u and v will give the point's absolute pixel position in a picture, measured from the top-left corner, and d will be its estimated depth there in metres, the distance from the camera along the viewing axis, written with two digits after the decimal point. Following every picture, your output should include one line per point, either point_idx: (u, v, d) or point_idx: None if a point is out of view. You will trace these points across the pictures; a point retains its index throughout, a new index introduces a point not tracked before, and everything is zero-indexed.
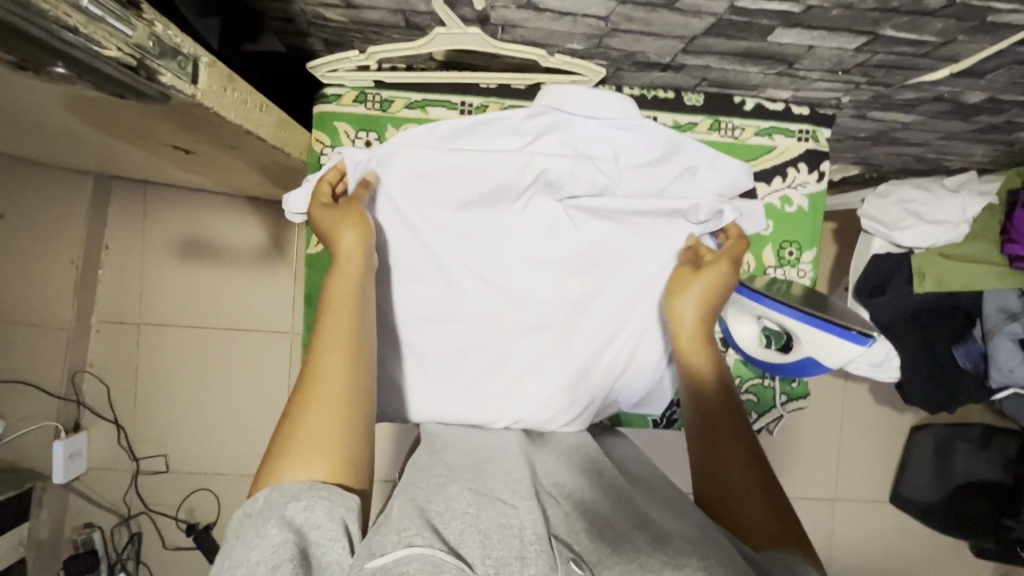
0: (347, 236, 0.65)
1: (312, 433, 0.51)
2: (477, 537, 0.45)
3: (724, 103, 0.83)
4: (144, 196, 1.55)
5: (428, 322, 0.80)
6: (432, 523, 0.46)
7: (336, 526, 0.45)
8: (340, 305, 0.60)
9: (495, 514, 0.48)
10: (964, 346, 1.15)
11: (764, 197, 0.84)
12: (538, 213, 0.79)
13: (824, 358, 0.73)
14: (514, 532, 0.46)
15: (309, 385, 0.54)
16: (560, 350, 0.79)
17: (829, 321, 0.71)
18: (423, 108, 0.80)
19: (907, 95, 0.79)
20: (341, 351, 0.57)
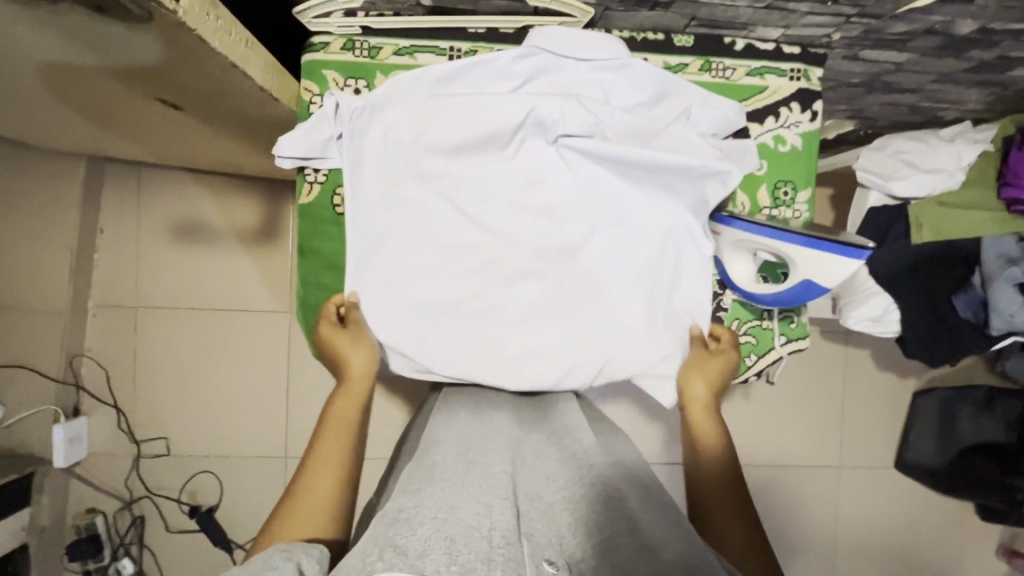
0: (354, 357, 0.76)
1: (307, 512, 0.60)
2: (443, 543, 0.42)
3: (714, 43, 0.82)
4: (137, 179, 1.55)
5: (421, 274, 0.78)
6: (389, 539, 0.43)
7: (291, 566, 0.43)
8: (339, 418, 0.71)
9: (465, 517, 0.45)
10: (964, 295, 1.13)
11: (757, 138, 0.84)
12: (528, 158, 0.78)
13: (822, 278, 0.73)
14: (482, 534, 0.44)
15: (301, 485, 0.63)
16: (559, 299, 0.78)
17: (820, 237, 0.72)
18: (411, 55, 0.79)
19: (897, 28, 0.79)
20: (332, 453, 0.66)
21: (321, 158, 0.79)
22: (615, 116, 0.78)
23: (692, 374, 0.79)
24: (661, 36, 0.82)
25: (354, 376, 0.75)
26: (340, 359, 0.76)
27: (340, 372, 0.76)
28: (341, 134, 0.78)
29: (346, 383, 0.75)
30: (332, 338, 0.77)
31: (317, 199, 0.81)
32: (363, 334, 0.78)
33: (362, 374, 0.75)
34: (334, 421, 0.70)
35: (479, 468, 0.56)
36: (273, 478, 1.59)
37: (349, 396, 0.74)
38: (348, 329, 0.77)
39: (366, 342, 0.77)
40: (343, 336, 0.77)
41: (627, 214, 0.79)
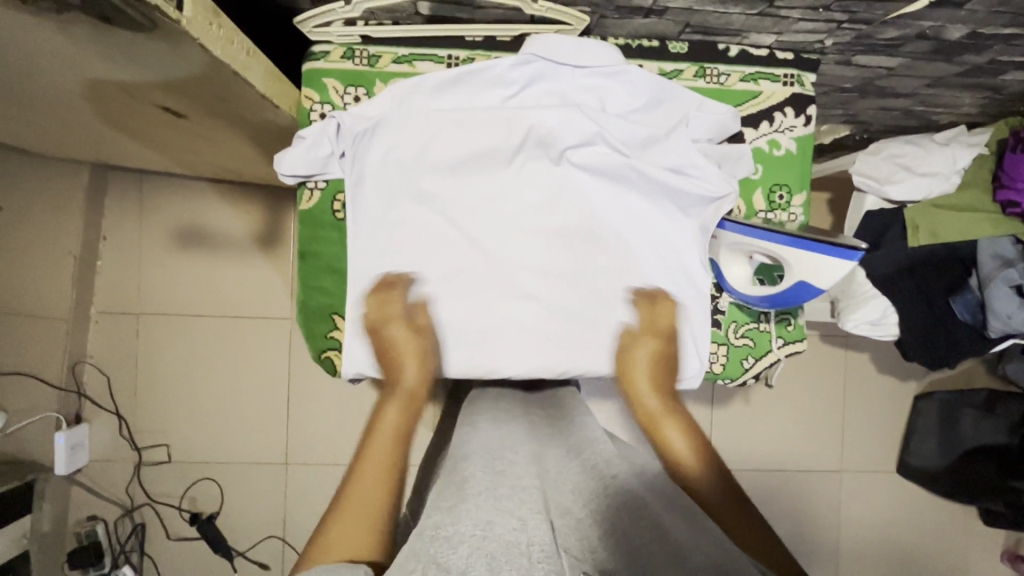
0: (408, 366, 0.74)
1: (352, 531, 0.56)
2: (484, 560, 0.45)
3: (707, 50, 0.84)
4: (140, 187, 1.57)
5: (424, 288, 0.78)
6: (436, 555, 0.45)
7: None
8: (390, 428, 0.68)
9: (503, 532, 0.48)
10: (961, 298, 1.13)
11: (752, 142, 0.84)
12: (530, 168, 0.79)
13: (817, 279, 0.74)
14: (521, 551, 0.47)
15: (347, 497, 0.60)
16: (567, 304, 0.79)
17: (814, 240, 0.73)
18: (411, 63, 0.80)
19: (888, 34, 0.80)
20: (382, 462, 0.64)
21: (322, 171, 0.79)
22: (612, 122, 0.79)
23: (633, 373, 0.76)
24: (656, 43, 0.83)
25: (412, 388, 0.73)
26: (399, 364, 0.74)
27: (398, 379, 0.73)
28: (343, 153, 0.78)
29: (404, 394, 0.72)
30: (397, 340, 0.75)
31: (319, 206, 0.81)
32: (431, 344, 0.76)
33: (417, 386, 0.73)
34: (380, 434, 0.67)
35: (510, 481, 0.57)
36: (275, 485, 1.59)
37: (402, 404, 0.71)
38: (418, 333, 0.76)
39: (432, 353, 0.76)
40: (412, 340, 0.75)
41: (634, 217, 0.80)
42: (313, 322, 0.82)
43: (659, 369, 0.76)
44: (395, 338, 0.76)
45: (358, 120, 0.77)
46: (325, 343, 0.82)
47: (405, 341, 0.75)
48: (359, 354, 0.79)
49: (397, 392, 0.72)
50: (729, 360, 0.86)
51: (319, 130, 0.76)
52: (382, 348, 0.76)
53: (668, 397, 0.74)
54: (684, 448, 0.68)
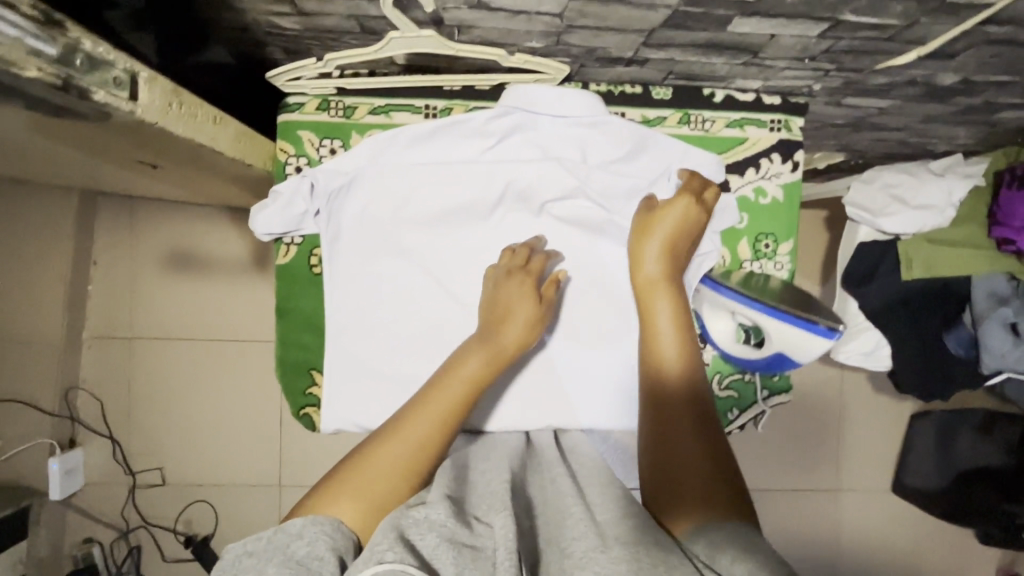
0: (514, 323, 0.69)
1: (373, 478, 0.56)
2: (451, 552, 0.44)
3: (692, 95, 0.81)
4: (131, 211, 1.56)
5: (403, 346, 0.77)
6: (405, 537, 0.45)
7: (332, 558, 0.46)
8: (463, 380, 0.64)
9: (467, 531, 0.47)
10: (955, 333, 1.13)
11: (737, 190, 0.82)
12: (507, 222, 0.78)
13: (796, 353, 0.75)
14: (490, 554, 0.45)
15: (389, 438, 0.59)
16: (547, 357, 0.78)
17: (798, 315, 0.73)
18: (387, 113, 0.78)
19: (879, 80, 0.78)
20: (436, 417, 0.61)
21: (298, 228, 0.78)
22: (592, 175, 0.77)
23: (642, 241, 0.72)
24: (639, 88, 0.81)
25: (504, 353, 0.67)
26: (505, 319, 0.69)
27: (497, 331, 0.68)
28: (318, 210, 0.77)
29: (493, 352, 0.66)
30: (511, 293, 0.71)
31: (297, 260, 0.79)
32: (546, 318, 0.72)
33: (511, 348, 0.68)
34: (452, 393, 0.63)
35: (480, 489, 0.56)
36: (268, 507, 1.60)
37: (487, 361, 0.66)
38: (539, 304, 0.71)
39: (541, 323, 0.71)
40: (530, 306, 0.70)
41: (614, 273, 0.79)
42: (291, 378, 0.81)
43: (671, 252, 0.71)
44: (504, 287, 0.72)
45: (332, 178, 0.75)
46: (304, 400, 0.81)
47: (514, 291, 0.71)
48: (338, 412, 0.78)
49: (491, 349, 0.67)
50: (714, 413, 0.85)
51: (292, 189, 0.75)
52: (495, 296, 0.71)
53: (673, 278, 0.71)
54: (673, 352, 0.66)
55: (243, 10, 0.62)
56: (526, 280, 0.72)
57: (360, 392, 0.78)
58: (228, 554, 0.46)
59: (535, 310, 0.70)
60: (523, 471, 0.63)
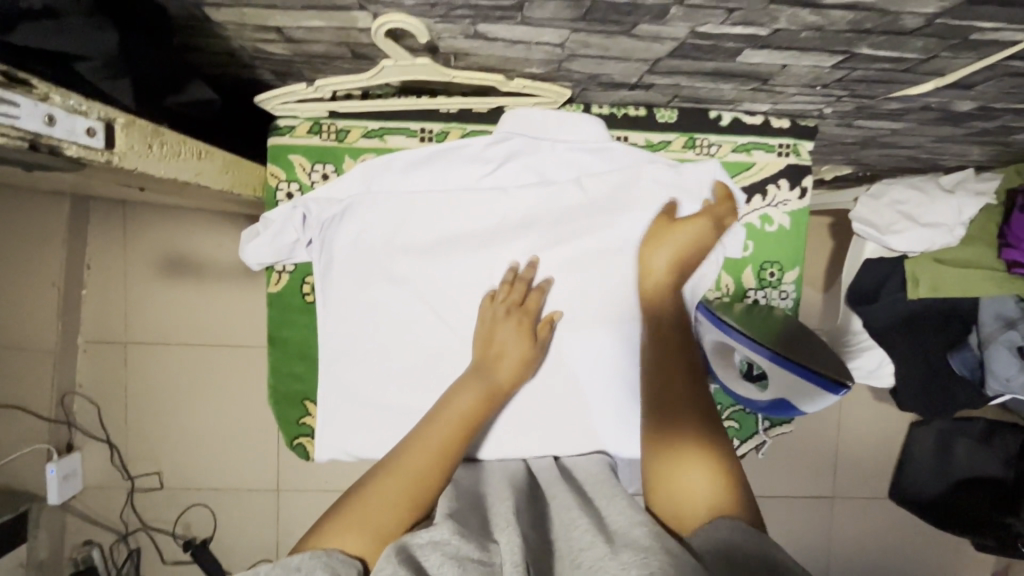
0: (511, 352, 0.70)
1: (377, 508, 0.53)
2: (455, 568, 0.44)
3: (697, 119, 0.78)
4: (123, 215, 1.53)
5: (400, 379, 0.75)
6: (411, 558, 0.45)
7: None
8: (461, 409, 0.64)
9: (469, 547, 0.46)
10: (959, 354, 1.10)
11: (743, 217, 0.80)
12: (507, 249, 0.75)
13: (799, 402, 0.71)
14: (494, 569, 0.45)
15: (396, 465, 0.58)
16: (547, 391, 0.75)
17: (805, 367, 0.68)
18: (381, 137, 0.76)
19: (893, 105, 0.75)
20: (436, 446, 0.60)
21: (290, 257, 0.76)
22: (594, 200, 0.75)
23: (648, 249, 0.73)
24: (643, 111, 0.78)
25: (501, 387, 0.68)
26: (498, 358, 0.69)
27: (492, 368, 0.68)
28: (311, 240, 0.74)
29: (490, 387, 0.67)
30: (506, 328, 0.71)
31: (289, 287, 0.78)
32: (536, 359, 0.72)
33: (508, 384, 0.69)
34: (451, 422, 0.63)
35: (481, 510, 0.55)
36: (267, 511, 1.60)
37: (478, 397, 0.66)
38: (531, 343, 0.71)
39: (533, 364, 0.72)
40: (523, 344, 0.70)
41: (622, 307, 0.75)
42: (285, 408, 0.80)
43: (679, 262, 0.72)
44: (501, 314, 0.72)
45: (324, 208, 0.73)
46: (298, 429, 0.80)
47: (511, 324, 0.71)
48: (334, 443, 0.77)
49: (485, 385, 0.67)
50: None
51: (282, 218, 0.72)
52: (490, 329, 0.71)
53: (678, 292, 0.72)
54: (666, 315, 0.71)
55: (229, 38, 0.59)
56: (523, 322, 0.72)
57: (356, 425, 0.76)
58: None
59: (529, 347, 0.71)
60: (526, 493, 0.62)
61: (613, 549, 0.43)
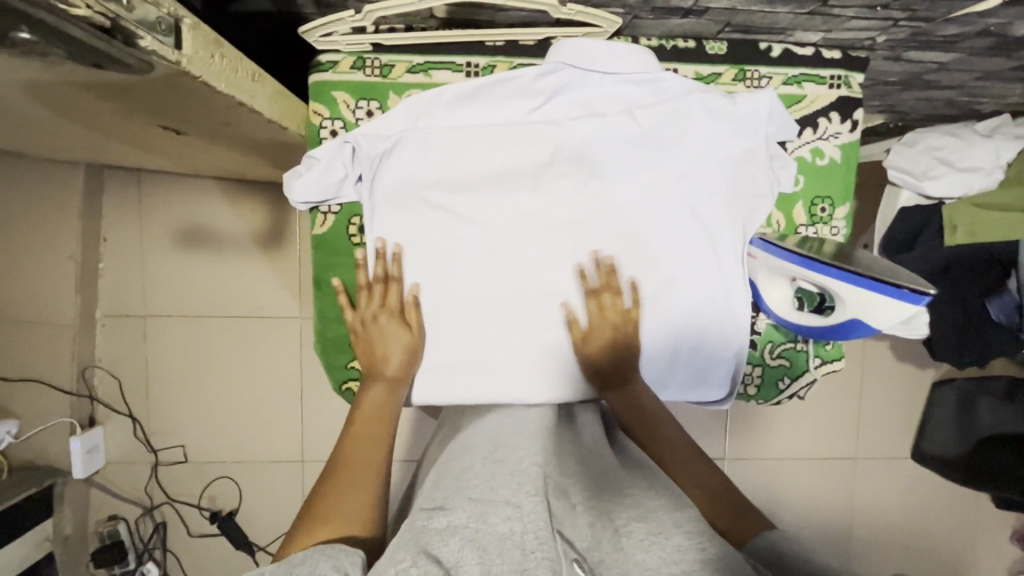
0: (389, 347, 0.71)
1: (342, 509, 0.57)
2: (476, 552, 0.45)
3: (747, 51, 0.77)
4: (138, 185, 1.51)
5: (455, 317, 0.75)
6: (427, 547, 0.46)
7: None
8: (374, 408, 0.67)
9: (496, 524, 0.47)
10: (997, 300, 1.08)
11: (793, 151, 0.78)
12: (558, 186, 0.74)
13: (873, 319, 0.69)
14: (515, 542, 0.46)
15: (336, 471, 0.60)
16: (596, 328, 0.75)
17: (876, 279, 0.67)
18: (426, 72, 0.74)
19: (949, 31, 0.73)
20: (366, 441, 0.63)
21: (336, 196, 0.74)
22: (645, 134, 0.73)
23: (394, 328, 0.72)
24: (692, 43, 0.76)
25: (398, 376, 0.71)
26: (384, 357, 0.71)
27: (381, 367, 0.71)
28: (360, 176, 0.73)
29: (391, 380, 0.70)
30: (383, 329, 0.72)
31: (337, 228, 0.76)
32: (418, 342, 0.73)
33: (402, 369, 0.71)
34: (366, 418, 0.66)
35: (509, 467, 0.55)
36: (293, 483, 1.60)
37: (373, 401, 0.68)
38: (409, 329, 0.72)
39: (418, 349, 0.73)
40: (403, 334, 0.72)
41: (679, 239, 0.75)
42: (332, 353, 0.78)
43: (616, 339, 0.73)
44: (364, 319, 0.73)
45: (372, 143, 0.71)
46: (346, 374, 0.78)
47: (377, 321, 0.72)
48: None
49: (381, 379, 0.70)
50: (763, 381, 0.83)
51: (331, 154, 0.70)
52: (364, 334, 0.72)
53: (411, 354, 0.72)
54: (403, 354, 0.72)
55: None
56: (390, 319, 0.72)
57: None
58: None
59: (405, 337, 0.72)
60: (556, 447, 0.62)
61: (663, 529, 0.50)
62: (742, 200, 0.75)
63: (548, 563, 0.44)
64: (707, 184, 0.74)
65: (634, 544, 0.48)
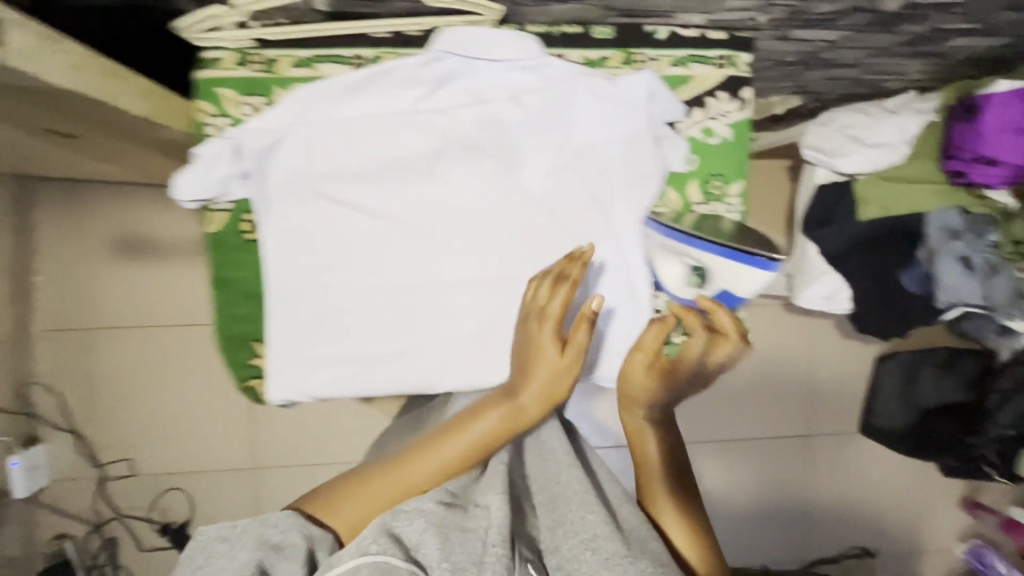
0: (540, 367, 0.64)
1: (359, 500, 0.58)
2: (437, 538, 0.50)
3: (635, 34, 0.77)
4: (72, 196, 1.48)
5: (356, 307, 0.75)
6: (395, 531, 0.51)
7: (296, 537, 0.53)
8: (468, 430, 0.61)
9: (463, 519, 0.53)
10: (910, 270, 1.13)
11: (684, 131, 0.80)
12: (451, 174, 0.74)
13: (737, 288, 0.73)
14: (481, 539, 0.51)
15: (393, 465, 0.60)
16: (501, 311, 0.76)
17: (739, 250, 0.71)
18: (313, 65, 0.73)
19: (823, 8, 0.75)
20: (434, 456, 0.60)
21: (224, 193, 0.73)
22: (534, 118, 0.74)
23: (547, 337, 0.64)
24: (579, 28, 0.77)
25: (524, 410, 0.62)
26: (527, 373, 0.64)
27: (518, 386, 0.63)
28: (246, 173, 0.72)
29: (511, 408, 0.62)
30: (541, 341, 0.65)
31: (230, 228, 0.75)
32: (570, 373, 0.64)
33: (531, 402, 0.63)
34: (460, 432, 0.61)
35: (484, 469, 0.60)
36: (245, 491, 1.58)
37: (477, 421, 0.62)
38: (563, 359, 0.64)
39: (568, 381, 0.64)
40: (554, 357, 0.64)
41: (575, 222, 0.76)
42: (233, 351, 0.78)
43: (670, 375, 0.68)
44: (530, 323, 0.67)
45: (256, 140, 0.70)
46: (248, 370, 0.78)
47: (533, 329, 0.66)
48: (287, 383, 0.75)
49: (509, 400, 0.63)
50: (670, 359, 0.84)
51: (212, 154, 0.69)
52: (524, 337, 0.66)
53: (547, 387, 0.63)
54: (535, 385, 0.63)
55: None
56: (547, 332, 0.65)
57: (313, 359, 0.75)
58: (201, 537, 0.54)
59: (554, 364, 0.63)
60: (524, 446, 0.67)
61: (618, 548, 0.51)
62: (635, 179, 0.76)
63: (505, 562, 0.49)
64: (598, 166, 0.76)
65: (589, 554, 0.51)
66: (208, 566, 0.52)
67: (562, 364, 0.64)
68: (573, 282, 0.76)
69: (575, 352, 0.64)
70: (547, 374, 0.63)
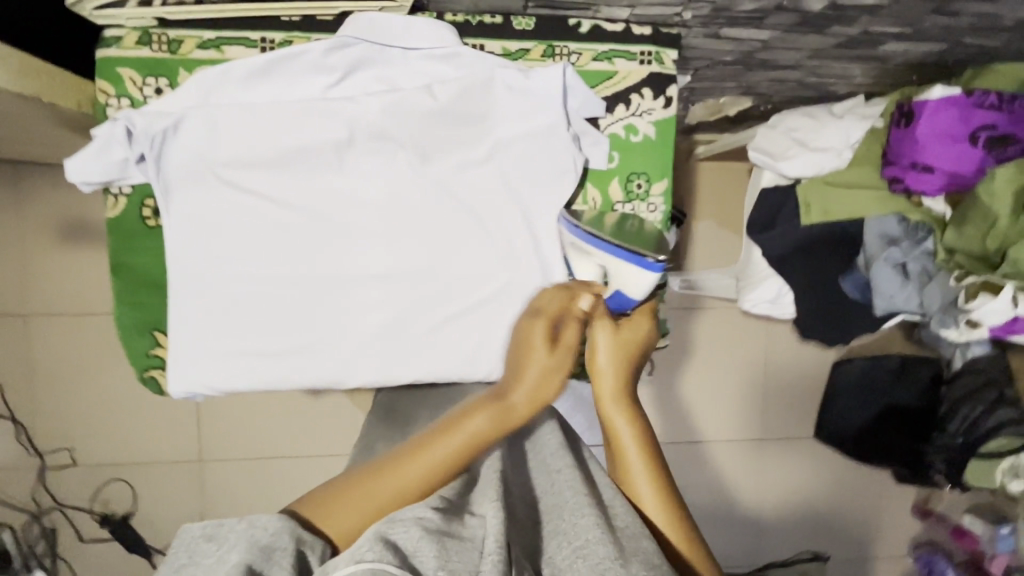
0: (533, 363, 0.55)
1: (344, 505, 0.49)
2: (432, 544, 0.41)
3: (555, 26, 0.76)
4: (12, 178, 1.44)
5: (259, 298, 0.73)
6: (390, 539, 0.41)
7: (288, 541, 0.43)
8: (459, 430, 0.52)
9: (461, 529, 0.44)
10: (851, 276, 1.11)
11: (606, 128, 0.79)
12: (361, 164, 0.73)
13: (631, 289, 0.66)
14: (478, 550, 0.42)
15: (375, 467, 0.51)
16: (409, 306, 0.74)
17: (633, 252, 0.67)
18: (218, 47, 0.71)
19: (747, 6, 0.73)
20: (420, 458, 0.51)
21: (123, 176, 0.71)
22: (446, 109, 0.72)
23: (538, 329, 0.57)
24: (498, 19, 0.75)
25: (517, 411, 0.53)
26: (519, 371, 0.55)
27: (509, 384, 0.55)
28: (143, 156, 0.69)
29: (503, 407, 0.53)
30: (534, 339, 0.57)
31: (130, 213, 0.73)
32: (563, 372, 0.56)
33: (523, 402, 0.53)
34: (446, 432, 0.52)
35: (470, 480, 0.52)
36: (189, 484, 1.55)
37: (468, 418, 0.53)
38: (553, 352, 0.56)
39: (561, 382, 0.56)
40: (542, 353, 0.55)
41: (491, 217, 0.75)
42: (134, 340, 0.76)
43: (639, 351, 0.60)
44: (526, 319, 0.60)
45: (154, 123, 0.68)
46: (149, 361, 0.76)
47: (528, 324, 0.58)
48: (189, 375, 0.73)
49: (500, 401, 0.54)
50: None
51: (109, 134, 0.68)
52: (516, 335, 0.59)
53: (540, 386, 0.55)
54: (529, 382, 0.54)
55: None
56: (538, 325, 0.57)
57: (216, 350, 0.73)
58: (186, 535, 0.44)
59: (545, 359, 0.55)
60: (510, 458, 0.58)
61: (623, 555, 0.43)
62: (551, 175, 0.75)
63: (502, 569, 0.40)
64: (512, 160, 0.74)
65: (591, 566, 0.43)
66: (191, 570, 0.42)
67: (556, 362, 0.55)
68: (485, 278, 0.75)
69: (568, 349, 0.56)
70: (539, 372, 0.55)
